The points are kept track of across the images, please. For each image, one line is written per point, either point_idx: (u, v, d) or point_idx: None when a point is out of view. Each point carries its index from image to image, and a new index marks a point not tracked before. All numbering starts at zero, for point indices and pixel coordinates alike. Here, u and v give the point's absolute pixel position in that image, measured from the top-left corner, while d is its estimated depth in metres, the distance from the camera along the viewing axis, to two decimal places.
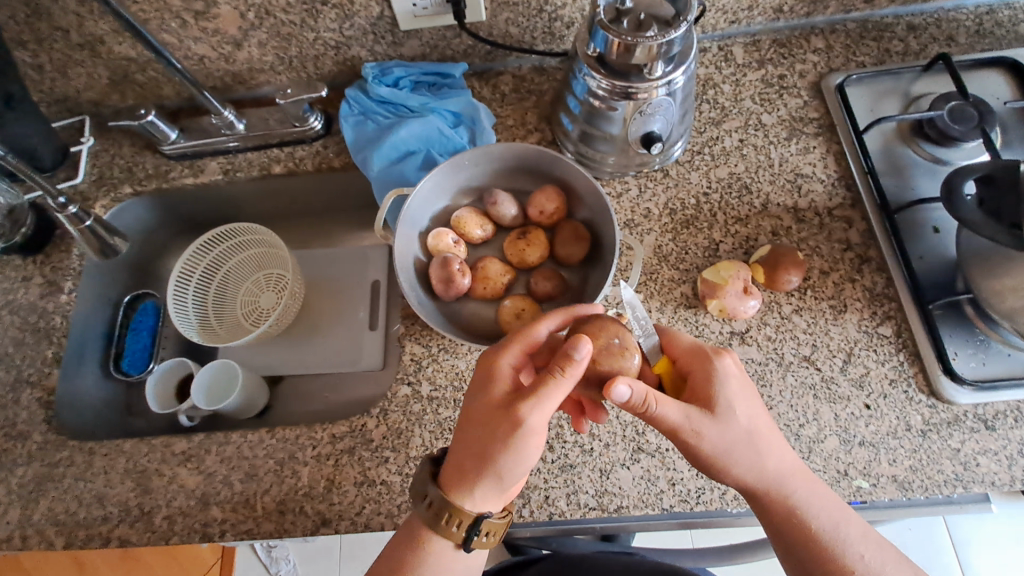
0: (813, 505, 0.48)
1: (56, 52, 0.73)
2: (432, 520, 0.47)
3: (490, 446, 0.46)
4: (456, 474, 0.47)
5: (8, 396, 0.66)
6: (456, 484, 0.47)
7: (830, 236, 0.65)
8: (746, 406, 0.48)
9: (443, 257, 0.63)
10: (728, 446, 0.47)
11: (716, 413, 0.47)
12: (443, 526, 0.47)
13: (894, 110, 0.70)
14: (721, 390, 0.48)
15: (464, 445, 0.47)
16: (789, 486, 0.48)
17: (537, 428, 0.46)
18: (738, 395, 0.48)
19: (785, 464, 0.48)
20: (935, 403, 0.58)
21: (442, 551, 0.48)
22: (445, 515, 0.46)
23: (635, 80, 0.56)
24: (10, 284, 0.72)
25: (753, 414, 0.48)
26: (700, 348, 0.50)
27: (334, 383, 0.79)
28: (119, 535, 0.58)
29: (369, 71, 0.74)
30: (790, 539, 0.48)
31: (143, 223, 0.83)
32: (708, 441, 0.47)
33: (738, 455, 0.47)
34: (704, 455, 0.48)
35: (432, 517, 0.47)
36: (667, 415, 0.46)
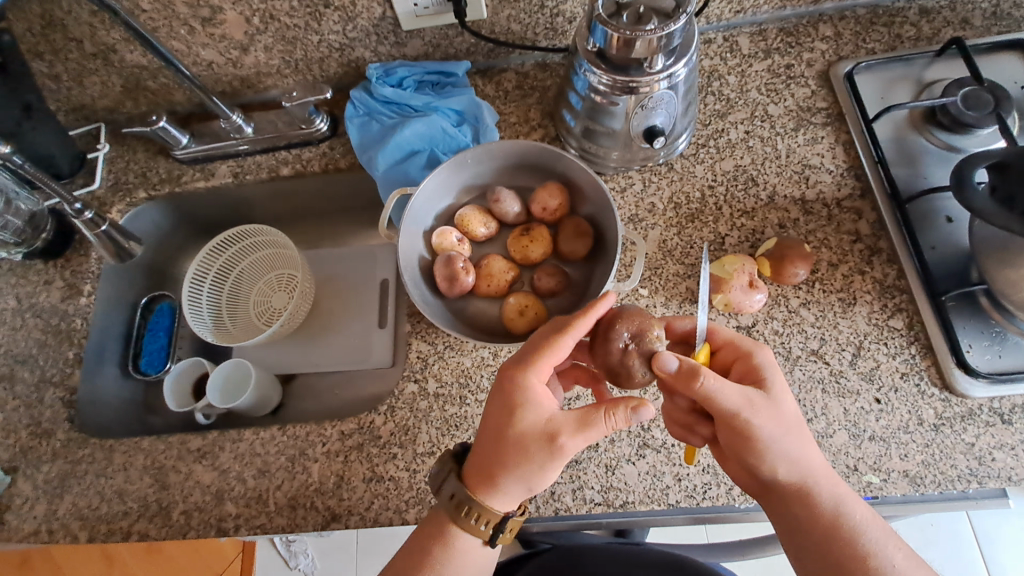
0: (848, 503, 0.47)
1: (72, 62, 0.76)
2: (455, 514, 0.48)
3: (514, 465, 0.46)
4: (491, 485, 0.47)
5: (34, 396, 0.69)
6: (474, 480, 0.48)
7: (839, 228, 0.64)
8: (790, 395, 0.49)
9: (447, 256, 0.64)
10: (780, 427, 0.47)
11: (770, 395, 0.48)
12: (465, 519, 0.47)
13: (905, 98, 0.69)
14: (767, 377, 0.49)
15: (494, 461, 0.47)
16: (828, 481, 0.47)
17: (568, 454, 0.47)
18: (784, 387, 0.49)
19: (822, 458, 0.48)
20: (948, 396, 0.57)
21: (465, 547, 0.48)
22: (465, 507, 0.47)
23: (635, 74, 0.56)
24: (33, 287, 0.75)
25: (796, 404, 0.49)
26: (744, 341, 0.52)
27: (344, 381, 0.80)
28: (139, 529, 0.60)
29: (373, 72, 0.75)
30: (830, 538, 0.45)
31: (157, 227, 0.85)
32: (762, 426, 0.46)
33: (789, 440, 0.47)
34: (759, 436, 0.46)
35: (456, 511, 0.48)
36: (724, 391, 0.46)
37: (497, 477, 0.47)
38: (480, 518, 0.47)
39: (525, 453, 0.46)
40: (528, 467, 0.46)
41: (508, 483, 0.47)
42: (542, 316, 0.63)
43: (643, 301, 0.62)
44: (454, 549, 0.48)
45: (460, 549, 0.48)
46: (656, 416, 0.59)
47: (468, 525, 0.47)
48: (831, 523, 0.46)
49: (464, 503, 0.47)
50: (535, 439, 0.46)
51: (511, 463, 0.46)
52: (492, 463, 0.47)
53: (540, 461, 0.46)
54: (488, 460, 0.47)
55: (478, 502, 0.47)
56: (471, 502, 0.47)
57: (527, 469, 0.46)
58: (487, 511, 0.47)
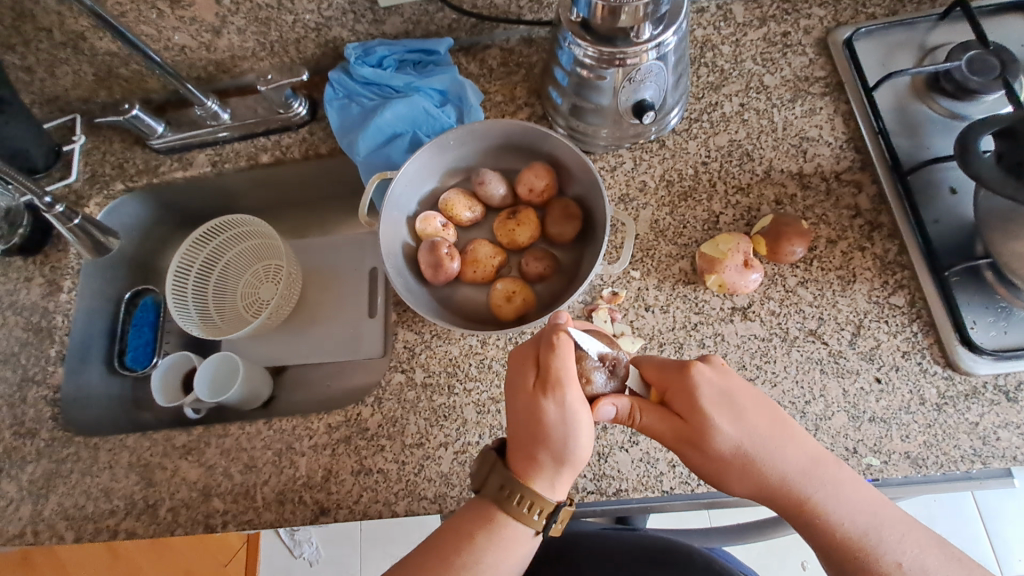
0: (838, 507, 0.45)
1: (42, 51, 0.73)
2: (508, 504, 0.46)
3: (536, 433, 0.46)
4: (525, 468, 0.46)
5: (17, 395, 0.67)
6: (523, 471, 0.46)
7: (838, 202, 0.61)
8: (730, 416, 0.46)
9: (431, 242, 0.62)
10: (720, 458, 0.46)
11: (702, 427, 0.46)
12: (520, 509, 0.45)
13: (908, 64, 0.66)
14: (701, 399, 0.47)
15: (526, 442, 0.47)
16: (805, 489, 0.45)
17: (573, 402, 0.46)
18: (722, 402, 0.47)
19: (797, 464, 0.46)
20: (951, 374, 0.55)
21: (518, 537, 0.46)
22: (518, 496, 0.46)
23: (621, 45, 0.53)
24: (13, 285, 0.73)
25: (741, 422, 0.46)
26: (673, 363, 0.49)
27: (334, 372, 0.79)
28: (126, 527, 0.59)
29: (351, 51, 0.72)
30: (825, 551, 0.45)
31: (138, 220, 0.83)
32: (700, 459, 0.47)
33: (734, 467, 0.46)
34: (702, 470, 0.48)
35: (513, 502, 0.45)
36: (651, 428, 0.49)
37: (525, 456, 0.47)
38: (534, 507, 0.45)
39: (532, 420, 0.47)
40: (544, 430, 0.46)
41: (538, 458, 0.46)
42: (531, 302, 0.62)
43: (635, 284, 0.60)
44: (505, 540, 0.45)
45: (509, 539, 0.46)
46: None
47: (519, 514, 0.45)
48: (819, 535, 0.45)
49: (519, 492, 0.46)
50: (532, 402, 0.47)
51: (531, 436, 0.47)
52: (522, 445, 0.47)
53: (545, 424, 0.46)
54: (515, 442, 0.48)
55: (532, 490, 0.46)
56: (524, 490, 0.46)
57: (536, 437, 0.46)
58: (542, 500, 0.46)
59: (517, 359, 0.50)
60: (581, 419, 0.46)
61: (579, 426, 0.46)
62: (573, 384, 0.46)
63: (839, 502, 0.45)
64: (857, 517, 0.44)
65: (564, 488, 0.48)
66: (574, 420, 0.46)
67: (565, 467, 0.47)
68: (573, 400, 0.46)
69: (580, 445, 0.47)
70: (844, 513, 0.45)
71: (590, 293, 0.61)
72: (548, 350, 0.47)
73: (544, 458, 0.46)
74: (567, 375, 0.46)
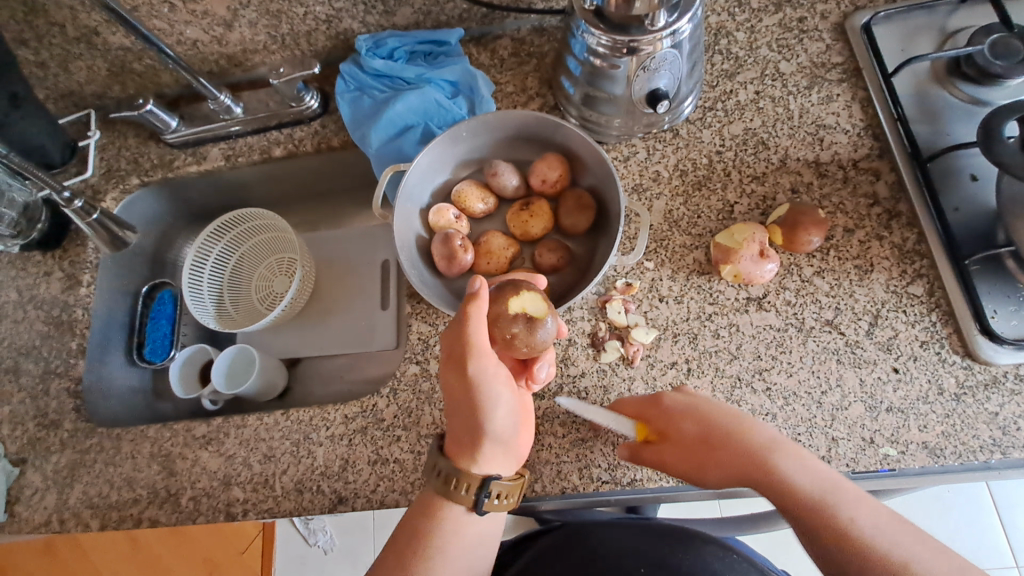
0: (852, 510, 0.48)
1: (56, 47, 0.74)
2: (448, 490, 0.48)
3: (459, 409, 0.49)
4: (452, 444, 0.49)
5: (40, 387, 0.69)
6: (456, 448, 0.49)
7: (855, 190, 0.61)
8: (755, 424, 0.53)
9: (444, 234, 0.62)
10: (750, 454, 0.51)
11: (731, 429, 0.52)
12: (457, 492, 0.48)
13: (927, 49, 0.64)
14: (730, 414, 0.53)
15: (455, 418, 0.50)
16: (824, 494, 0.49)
17: (489, 376, 0.48)
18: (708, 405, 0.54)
19: (776, 440, 0.51)
20: (970, 364, 0.54)
21: (459, 519, 0.49)
22: (454, 481, 0.48)
23: (636, 33, 0.52)
24: (33, 279, 0.74)
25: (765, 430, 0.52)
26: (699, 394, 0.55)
27: (348, 364, 0.79)
28: (150, 515, 0.61)
29: (362, 43, 0.72)
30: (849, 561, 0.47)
31: (154, 214, 0.83)
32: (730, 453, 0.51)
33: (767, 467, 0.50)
34: (733, 466, 0.51)
35: (446, 486, 0.48)
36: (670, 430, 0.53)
37: (454, 432, 0.50)
38: (465, 485, 0.48)
39: (454, 397, 0.49)
40: (461, 405, 0.48)
41: (463, 434, 0.48)
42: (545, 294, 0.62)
43: (649, 275, 0.60)
44: (448, 521, 0.49)
45: (453, 520, 0.49)
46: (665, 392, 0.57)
47: (457, 497, 0.48)
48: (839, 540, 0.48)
49: (452, 476, 0.48)
50: (448, 379, 0.49)
51: (455, 413, 0.49)
52: (454, 423, 0.50)
53: (461, 399, 0.48)
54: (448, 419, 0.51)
55: (460, 471, 0.48)
56: (457, 473, 0.48)
57: (459, 413, 0.49)
58: (469, 478, 0.48)
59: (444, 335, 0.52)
60: (494, 390, 0.48)
61: (493, 399, 0.48)
62: (485, 355, 0.48)
63: (812, 473, 0.50)
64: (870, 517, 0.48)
65: (496, 466, 0.49)
66: (485, 395, 0.47)
67: (485, 445, 0.48)
68: (484, 370, 0.48)
69: (499, 416, 0.48)
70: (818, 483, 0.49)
71: (604, 284, 0.60)
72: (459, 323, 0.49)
73: (465, 434, 0.48)
74: (478, 346, 0.48)
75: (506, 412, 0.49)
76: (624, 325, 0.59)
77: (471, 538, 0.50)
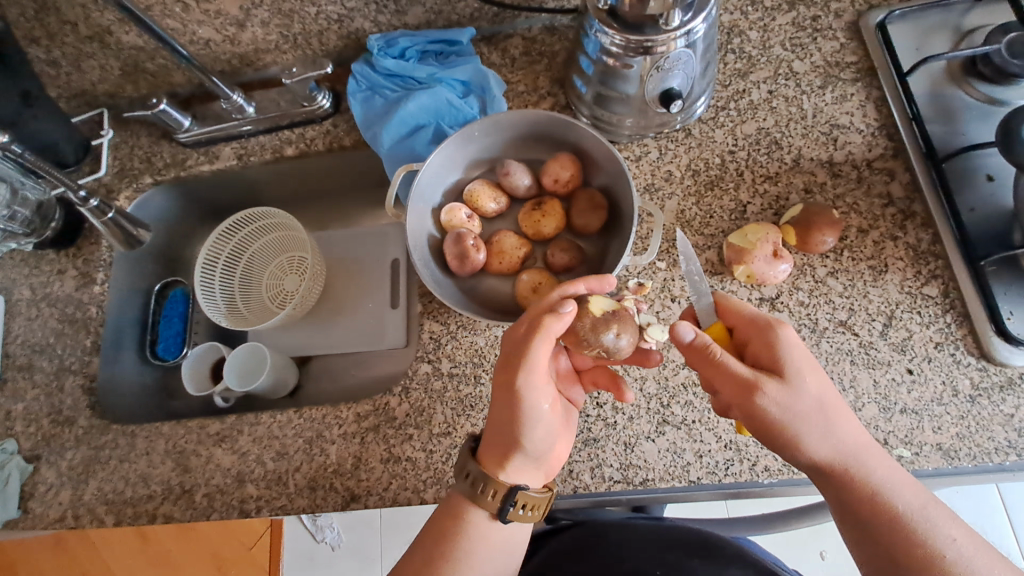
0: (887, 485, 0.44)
1: (70, 46, 0.74)
2: (474, 494, 0.48)
3: (498, 415, 0.48)
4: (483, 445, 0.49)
5: (54, 384, 0.69)
6: (486, 452, 0.49)
7: (869, 190, 0.60)
8: (811, 371, 0.45)
9: (456, 234, 0.62)
10: (797, 408, 0.44)
11: (786, 377, 0.45)
12: (484, 497, 0.48)
13: (942, 48, 0.64)
14: (780, 353, 0.46)
15: (490, 422, 0.49)
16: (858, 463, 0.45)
17: (535, 390, 0.48)
18: (806, 363, 0.46)
19: (855, 437, 0.45)
20: (985, 365, 0.54)
21: (482, 524, 0.48)
22: (481, 485, 0.48)
23: (650, 32, 0.52)
24: (47, 277, 0.75)
25: (820, 381, 0.45)
26: (759, 317, 0.48)
27: (359, 362, 0.80)
28: (164, 511, 0.61)
29: (374, 43, 0.72)
30: (877, 538, 0.43)
31: (166, 213, 0.84)
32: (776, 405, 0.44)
33: (807, 421, 0.44)
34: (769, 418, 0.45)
35: (472, 488, 0.48)
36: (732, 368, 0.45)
37: (488, 437, 0.49)
38: (492, 491, 0.47)
39: (496, 402, 0.49)
40: (502, 413, 0.48)
41: (496, 441, 0.48)
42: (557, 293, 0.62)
43: (662, 275, 0.60)
44: (473, 526, 0.48)
45: (477, 526, 0.48)
46: (677, 392, 0.57)
47: (482, 501, 0.48)
48: (868, 513, 0.44)
49: (480, 481, 0.48)
50: (496, 382, 0.49)
51: (494, 418, 0.49)
52: (488, 427, 0.50)
53: (504, 408, 0.48)
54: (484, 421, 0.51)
55: (490, 476, 0.48)
56: (487, 479, 0.48)
57: (498, 419, 0.48)
58: (497, 484, 0.47)
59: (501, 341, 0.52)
60: (538, 409, 0.48)
61: (535, 415, 0.48)
62: (540, 371, 0.48)
63: (888, 474, 0.45)
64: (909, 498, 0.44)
65: (522, 478, 0.49)
66: (530, 408, 0.47)
67: (515, 456, 0.47)
68: (532, 388, 0.48)
69: (536, 434, 0.48)
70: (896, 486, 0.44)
71: (616, 284, 0.60)
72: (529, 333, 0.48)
73: (498, 440, 0.48)
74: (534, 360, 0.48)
75: (544, 432, 0.49)
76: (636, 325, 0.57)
77: (495, 548, 0.49)
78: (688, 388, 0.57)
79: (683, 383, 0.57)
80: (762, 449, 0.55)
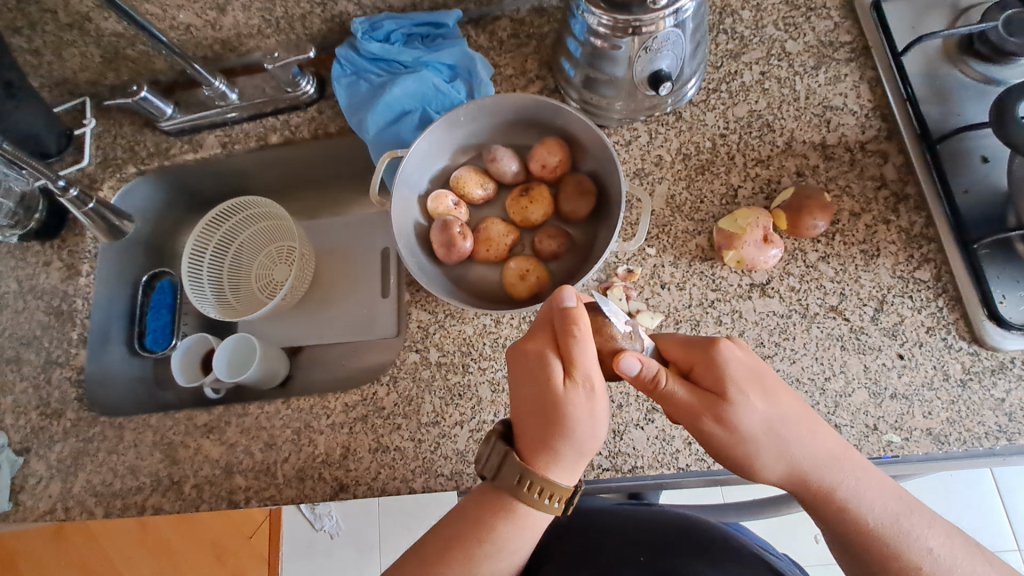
0: (861, 497, 0.43)
1: (49, 34, 0.73)
2: (535, 500, 0.44)
3: (567, 426, 0.44)
4: (529, 451, 0.45)
5: (42, 376, 0.69)
6: (551, 463, 0.44)
7: (862, 173, 0.59)
8: (762, 389, 0.44)
9: (443, 221, 0.61)
10: (750, 430, 0.43)
11: (733, 398, 0.43)
12: (548, 504, 0.44)
13: (938, 27, 0.63)
14: (728, 373, 0.44)
15: (555, 435, 0.44)
16: (827, 476, 0.44)
17: (597, 385, 0.45)
18: (753, 382, 0.44)
19: (819, 451, 0.44)
20: (977, 350, 0.53)
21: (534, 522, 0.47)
22: (551, 495, 0.44)
23: (637, 12, 0.50)
24: (32, 270, 0.74)
25: (775, 399, 0.44)
26: (697, 338, 0.47)
27: (349, 352, 0.79)
28: (153, 503, 0.61)
29: (358, 26, 0.71)
30: (850, 548, 0.44)
31: (152, 202, 0.83)
32: (726, 432, 0.44)
33: (761, 440, 0.44)
34: (723, 443, 0.44)
35: (539, 498, 0.44)
36: (676, 396, 0.44)
37: (549, 449, 0.45)
38: (558, 497, 0.44)
39: (558, 413, 0.44)
40: (577, 419, 0.44)
41: (565, 449, 0.44)
42: (545, 281, 0.61)
43: (651, 261, 0.59)
44: (525, 527, 0.46)
45: (528, 525, 0.47)
46: None
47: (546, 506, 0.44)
48: (838, 525, 0.44)
49: (546, 489, 0.44)
50: (553, 391, 0.44)
51: (555, 430, 0.44)
52: (545, 440, 0.44)
53: (574, 413, 0.44)
54: (520, 425, 0.46)
55: (558, 483, 0.44)
56: (554, 485, 0.44)
57: (564, 427, 0.44)
58: (565, 489, 0.44)
59: (520, 342, 0.48)
60: (603, 406, 0.45)
61: (600, 412, 0.45)
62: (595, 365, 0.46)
63: (859, 487, 0.44)
64: (879, 508, 0.43)
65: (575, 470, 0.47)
66: (600, 403, 0.45)
67: (584, 454, 0.46)
68: (597, 384, 0.45)
69: (599, 433, 0.46)
70: (869, 498, 0.43)
71: (605, 271, 0.60)
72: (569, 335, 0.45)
73: (566, 448, 0.44)
74: (584, 358, 0.45)
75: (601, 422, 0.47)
76: (625, 312, 0.58)
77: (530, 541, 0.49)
78: None
79: None
80: None
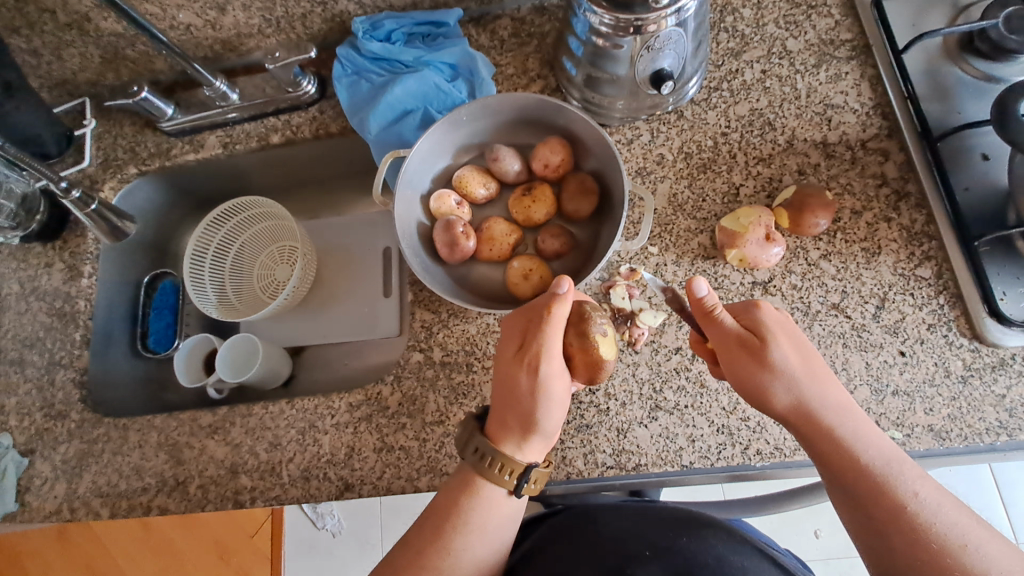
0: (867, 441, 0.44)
1: (48, 34, 0.73)
2: (486, 470, 0.47)
3: (519, 405, 0.48)
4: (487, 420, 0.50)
5: (45, 378, 0.69)
6: (502, 437, 0.48)
7: (863, 171, 0.60)
8: (793, 338, 0.48)
9: (446, 221, 0.61)
10: (779, 362, 0.46)
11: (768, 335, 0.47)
12: (498, 475, 0.47)
13: (939, 25, 0.63)
14: (767, 317, 0.48)
15: (507, 411, 0.48)
16: (839, 419, 0.45)
17: (556, 374, 0.48)
18: (788, 331, 0.48)
19: (836, 396, 0.46)
20: (978, 346, 0.54)
21: (496, 498, 0.48)
22: (497, 465, 0.47)
23: (639, 11, 0.50)
24: (34, 271, 0.74)
25: (802, 346, 0.47)
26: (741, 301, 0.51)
27: (352, 352, 0.79)
28: (159, 503, 0.61)
29: (359, 26, 0.70)
30: (852, 490, 0.43)
31: (153, 203, 0.83)
32: (755, 360, 0.46)
33: (787, 373, 0.46)
34: (749, 372, 0.46)
35: (488, 468, 0.47)
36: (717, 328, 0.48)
37: (501, 422, 0.49)
38: (508, 470, 0.47)
39: (511, 392, 0.48)
40: (530, 403, 0.48)
41: (512, 426, 0.48)
42: (548, 280, 0.61)
43: (654, 260, 0.60)
44: (486, 502, 0.48)
45: (489, 500, 0.48)
46: (669, 377, 0.57)
47: (494, 476, 0.47)
48: (843, 466, 0.43)
49: (490, 457, 0.47)
50: (511, 372, 0.49)
51: (506, 405, 0.49)
52: (499, 414, 0.49)
53: (523, 395, 0.48)
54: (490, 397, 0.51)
55: (504, 454, 0.47)
56: (501, 456, 0.47)
57: (516, 405, 0.48)
58: (513, 461, 0.47)
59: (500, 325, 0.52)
60: (563, 397, 0.49)
61: (553, 400, 0.48)
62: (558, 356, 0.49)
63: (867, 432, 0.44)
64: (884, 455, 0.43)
65: (535, 453, 0.49)
66: (555, 392, 0.48)
67: (534, 437, 0.48)
68: (554, 375, 0.48)
69: (552, 420, 0.49)
70: (875, 444, 0.44)
71: (608, 269, 0.60)
72: (538, 322, 0.49)
73: (515, 425, 0.48)
74: (550, 347, 0.48)
75: (561, 412, 0.49)
76: (629, 310, 0.59)
77: (504, 522, 0.49)
78: (680, 372, 0.57)
79: (676, 368, 0.57)
80: (754, 433, 0.55)
